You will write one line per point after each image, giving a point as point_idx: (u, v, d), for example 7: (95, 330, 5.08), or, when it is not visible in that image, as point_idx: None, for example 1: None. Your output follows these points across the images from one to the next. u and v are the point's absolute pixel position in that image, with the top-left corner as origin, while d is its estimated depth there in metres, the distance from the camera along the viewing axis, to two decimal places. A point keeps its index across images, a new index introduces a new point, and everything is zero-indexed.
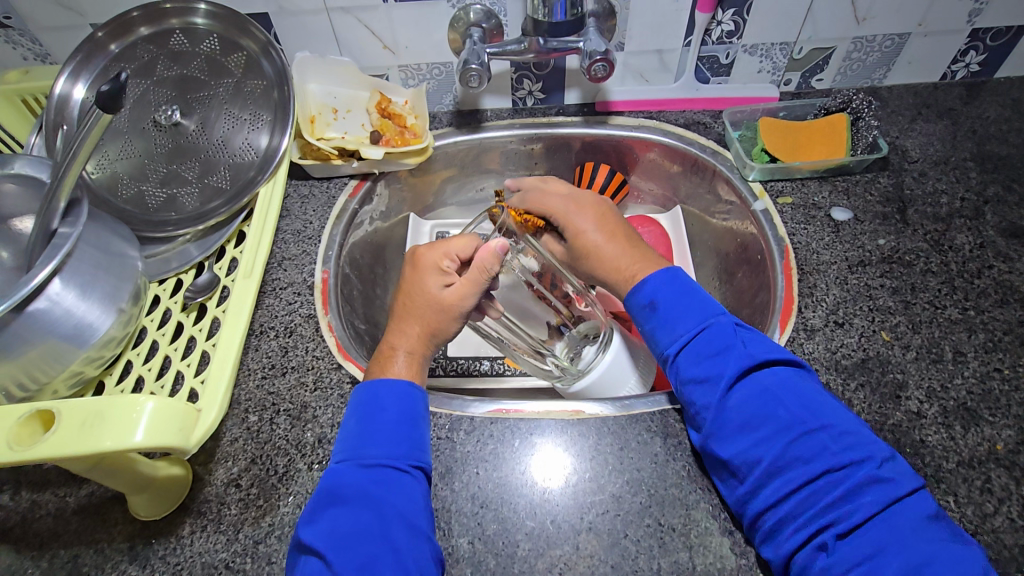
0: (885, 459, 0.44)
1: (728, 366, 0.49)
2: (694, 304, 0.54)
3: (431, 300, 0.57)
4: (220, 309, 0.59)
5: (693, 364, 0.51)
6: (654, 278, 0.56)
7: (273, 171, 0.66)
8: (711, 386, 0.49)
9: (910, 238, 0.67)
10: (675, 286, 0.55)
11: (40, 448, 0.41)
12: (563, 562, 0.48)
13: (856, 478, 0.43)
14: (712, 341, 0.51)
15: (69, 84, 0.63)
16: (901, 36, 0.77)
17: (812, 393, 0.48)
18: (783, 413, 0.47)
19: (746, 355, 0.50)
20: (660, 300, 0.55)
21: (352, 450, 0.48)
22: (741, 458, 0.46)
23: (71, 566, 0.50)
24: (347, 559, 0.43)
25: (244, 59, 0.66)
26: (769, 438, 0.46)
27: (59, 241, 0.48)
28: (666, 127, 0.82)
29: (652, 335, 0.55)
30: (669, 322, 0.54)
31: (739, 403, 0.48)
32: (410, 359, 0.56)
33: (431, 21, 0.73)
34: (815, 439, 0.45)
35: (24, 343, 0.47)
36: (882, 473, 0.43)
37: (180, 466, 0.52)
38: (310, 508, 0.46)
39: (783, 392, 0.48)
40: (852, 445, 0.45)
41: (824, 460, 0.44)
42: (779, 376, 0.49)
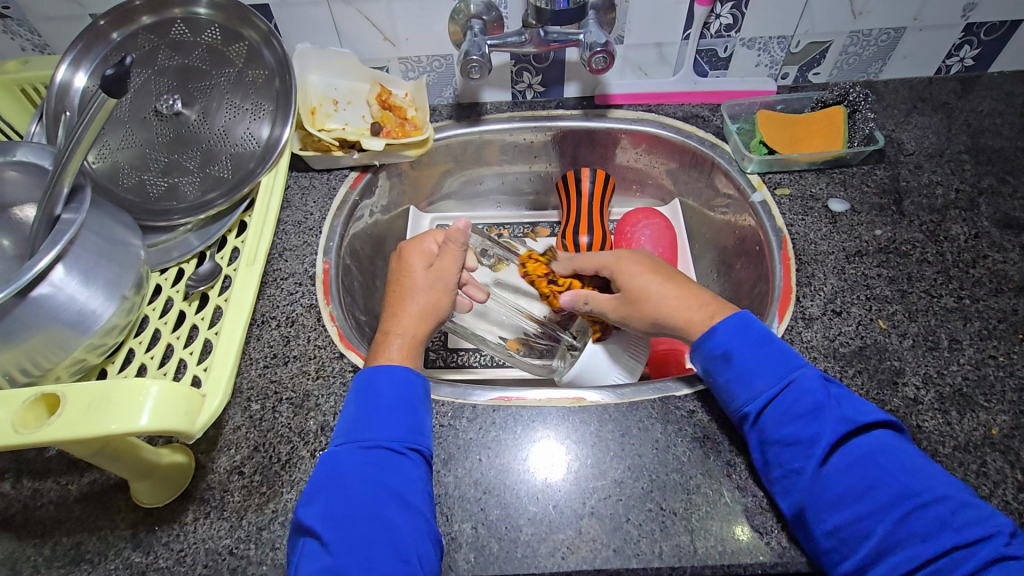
0: (1011, 535, 0.41)
1: (822, 430, 0.47)
2: (772, 360, 0.51)
3: (412, 277, 0.60)
4: (223, 298, 0.59)
5: (780, 424, 0.48)
6: (722, 327, 0.53)
7: (275, 161, 0.66)
8: (802, 455, 0.47)
9: (907, 229, 0.68)
10: (746, 335, 0.52)
11: (44, 431, 0.41)
12: (566, 546, 0.49)
13: (983, 556, 0.40)
14: (800, 401, 0.48)
15: (69, 73, 0.63)
16: (897, 31, 0.78)
17: (912, 457, 0.46)
18: (889, 482, 0.44)
19: (841, 419, 0.47)
20: (734, 350, 0.52)
21: (350, 434, 0.49)
22: (851, 531, 0.44)
23: (74, 553, 0.50)
24: (345, 538, 0.43)
25: (246, 49, 0.66)
26: (877, 513, 0.43)
27: (62, 227, 0.48)
28: (665, 120, 0.82)
29: (725, 390, 0.52)
30: (745, 378, 0.51)
31: (838, 472, 0.45)
32: (405, 341, 0.56)
33: (432, 13, 0.74)
34: (931, 512, 0.42)
35: (27, 329, 0.47)
36: (1012, 551, 0.40)
37: (183, 453, 0.53)
38: (309, 490, 0.47)
39: (887, 459, 0.45)
40: (970, 523, 0.42)
41: (945, 538, 0.41)
42: (879, 443, 0.46)
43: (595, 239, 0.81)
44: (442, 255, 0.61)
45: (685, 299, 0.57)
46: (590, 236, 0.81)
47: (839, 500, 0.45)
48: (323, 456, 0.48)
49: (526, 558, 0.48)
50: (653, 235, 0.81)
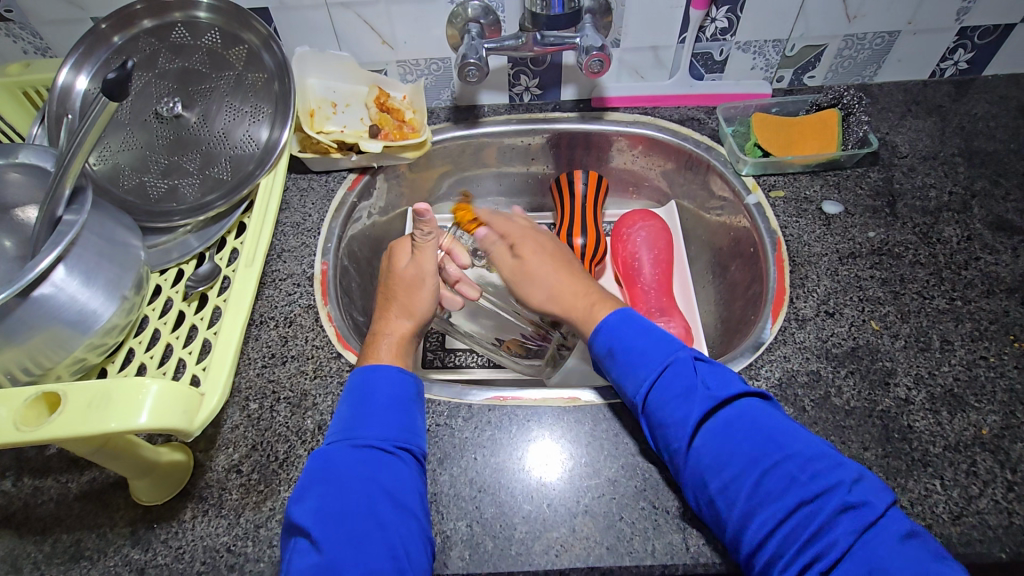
0: (854, 481, 0.43)
1: (691, 408, 0.48)
2: (652, 345, 0.53)
3: (399, 277, 0.63)
4: (221, 299, 0.60)
5: (661, 405, 0.49)
6: (607, 326, 0.56)
7: (274, 163, 0.67)
8: (679, 428, 0.48)
9: (899, 231, 0.68)
10: (628, 328, 0.55)
11: (44, 429, 0.41)
12: (560, 544, 0.49)
13: (830, 506, 0.41)
14: (674, 380, 0.50)
15: (71, 76, 0.63)
16: (891, 34, 0.79)
17: (773, 423, 0.47)
18: (745, 449, 0.45)
19: (706, 396, 0.48)
20: (616, 347, 0.54)
21: (344, 432, 0.50)
22: (722, 498, 0.45)
23: (73, 550, 0.50)
24: (335, 535, 0.44)
25: (245, 53, 0.67)
26: (739, 477, 0.45)
27: (64, 228, 0.48)
28: (661, 123, 0.83)
29: (614, 380, 0.54)
30: (627, 368, 0.53)
31: (704, 444, 0.47)
32: (392, 342, 0.59)
33: (430, 17, 0.75)
34: (781, 471, 0.44)
35: (29, 328, 0.48)
36: (854, 498, 0.42)
37: (182, 452, 0.53)
38: (299, 488, 0.47)
39: (742, 426, 0.47)
40: (820, 473, 0.43)
41: (794, 494, 0.43)
42: (740, 411, 0.48)
43: (591, 239, 0.82)
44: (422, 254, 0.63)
45: (574, 288, 0.63)
46: (583, 237, 0.82)
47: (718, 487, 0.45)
48: (315, 453, 0.49)
49: (520, 555, 0.49)
50: (648, 237, 0.81)
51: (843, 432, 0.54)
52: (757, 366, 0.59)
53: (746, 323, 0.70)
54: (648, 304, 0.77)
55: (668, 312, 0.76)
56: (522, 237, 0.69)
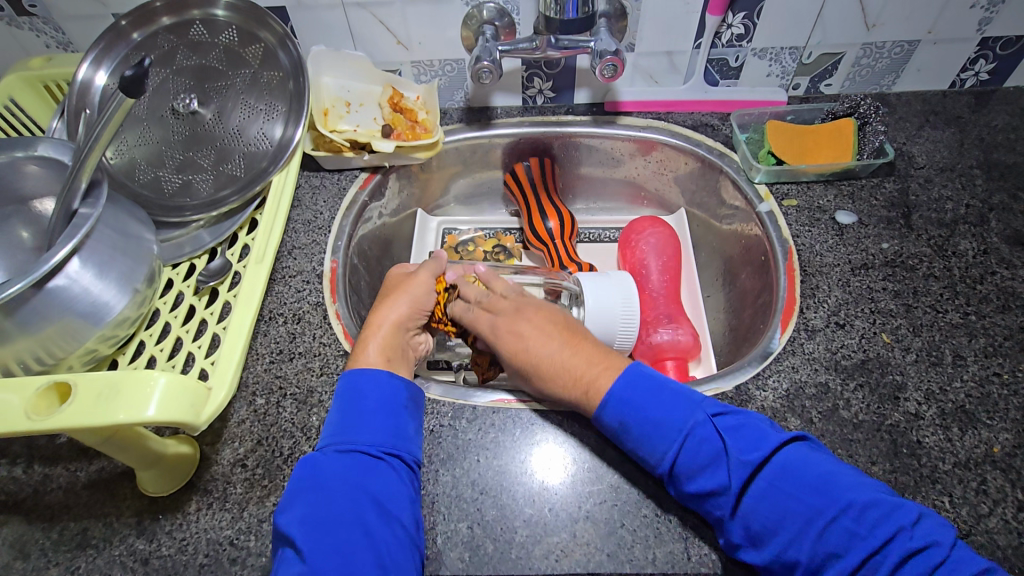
0: (913, 523, 0.43)
1: (728, 475, 0.47)
2: (667, 412, 0.50)
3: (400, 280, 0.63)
4: (232, 294, 0.60)
5: (694, 477, 0.48)
6: (612, 399, 0.52)
7: (286, 161, 0.67)
8: (721, 498, 0.46)
9: (914, 242, 0.67)
10: (637, 395, 0.51)
11: (55, 418, 0.42)
12: (560, 549, 0.49)
13: (894, 553, 0.41)
14: (702, 448, 0.48)
15: (91, 71, 0.64)
16: (911, 43, 0.78)
17: (814, 470, 0.46)
18: (797, 506, 0.44)
19: (740, 461, 0.47)
20: (630, 421, 0.51)
21: (331, 438, 0.50)
22: (780, 562, 0.44)
23: (80, 538, 0.51)
24: (321, 544, 0.44)
25: (262, 51, 0.67)
26: (795, 539, 0.44)
27: (79, 221, 0.49)
28: (674, 129, 0.82)
29: (634, 452, 0.51)
30: (647, 440, 0.50)
31: (753, 507, 0.45)
32: (381, 346, 0.57)
33: (445, 19, 0.75)
34: (838, 527, 0.43)
35: (42, 319, 0.48)
36: (917, 542, 0.42)
37: (188, 444, 0.54)
38: (286, 495, 0.47)
39: (785, 481, 0.46)
40: (876, 520, 0.43)
41: (858, 548, 0.42)
42: (776, 464, 0.46)
43: (563, 219, 0.86)
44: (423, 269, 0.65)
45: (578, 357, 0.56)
46: (557, 220, 0.85)
47: (758, 531, 0.45)
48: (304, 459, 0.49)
49: (520, 559, 0.49)
50: (657, 244, 0.81)
51: (851, 445, 0.53)
52: (765, 376, 0.58)
53: (755, 332, 0.69)
54: (657, 310, 0.77)
55: (677, 319, 0.76)
56: (512, 316, 0.60)
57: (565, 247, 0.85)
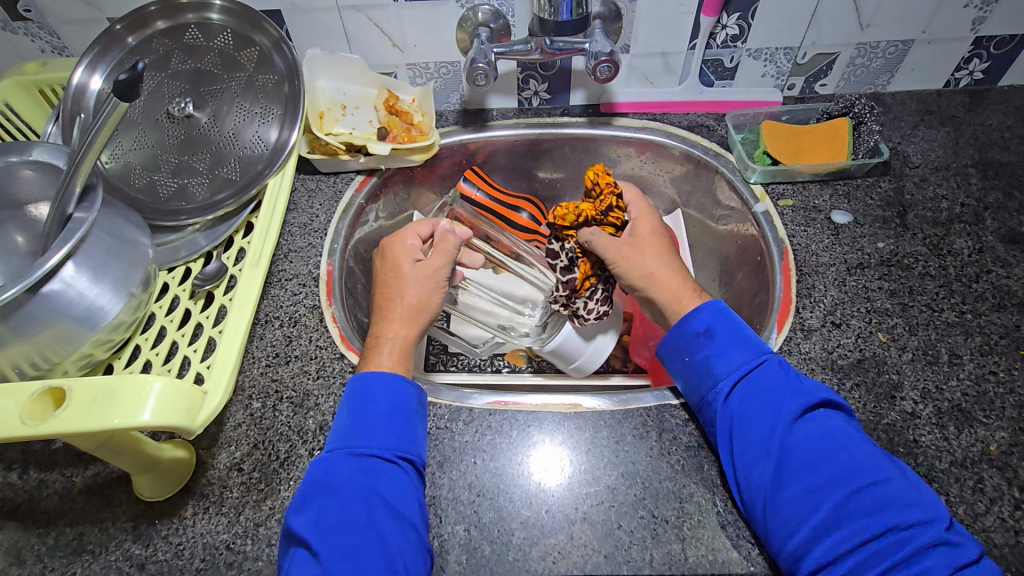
0: (949, 522, 0.43)
1: (791, 403, 0.49)
2: (750, 339, 0.54)
3: (390, 281, 0.61)
4: (227, 297, 0.60)
5: (751, 398, 0.50)
6: (707, 309, 0.56)
7: (282, 165, 0.68)
8: (769, 427, 0.48)
9: (909, 241, 0.68)
10: (729, 318, 0.55)
11: (49, 424, 0.42)
12: (557, 551, 0.49)
13: (922, 538, 0.42)
14: (771, 375, 0.51)
15: (86, 76, 0.64)
16: (905, 43, 0.78)
17: (871, 445, 0.48)
18: (846, 458, 0.46)
19: (808, 393, 0.50)
20: (716, 329, 0.54)
21: (343, 440, 0.50)
22: (801, 505, 0.45)
23: (76, 544, 0.51)
24: (335, 548, 0.44)
25: (257, 54, 0.68)
26: (831, 486, 0.45)
27: (73, 225, 0.49)
28: (670, 129, 0.83)
29: (697, 369, 0.54)
30: (719, 356, 0.53)
31: (802, 445, 0.47)
32: (394, 348, 0.57)
33: (440, 21, 0.75)
34: (877, 489, 0.44)
35: (37, 323, 0.48)
36: (951, 535, 0.42)
37: (184, 449, 0.54)
38: (298, 498, 0.47)
39: (845, 437, 0.47)
40: (915, 502, 0.43)
41: (885, 516, 0.43)
42: (839, 421, 0.49)
43: (533, 209, 0.84)
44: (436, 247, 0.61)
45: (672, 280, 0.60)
46: (529, 209, 0.84)
47: (800, 466, 0.46)
48: (314, 463, 0.49)
49: (517, 561, 0.49)
50: None
51: None
52: None
53: (751, 332, 0.69)
54: None
55: None
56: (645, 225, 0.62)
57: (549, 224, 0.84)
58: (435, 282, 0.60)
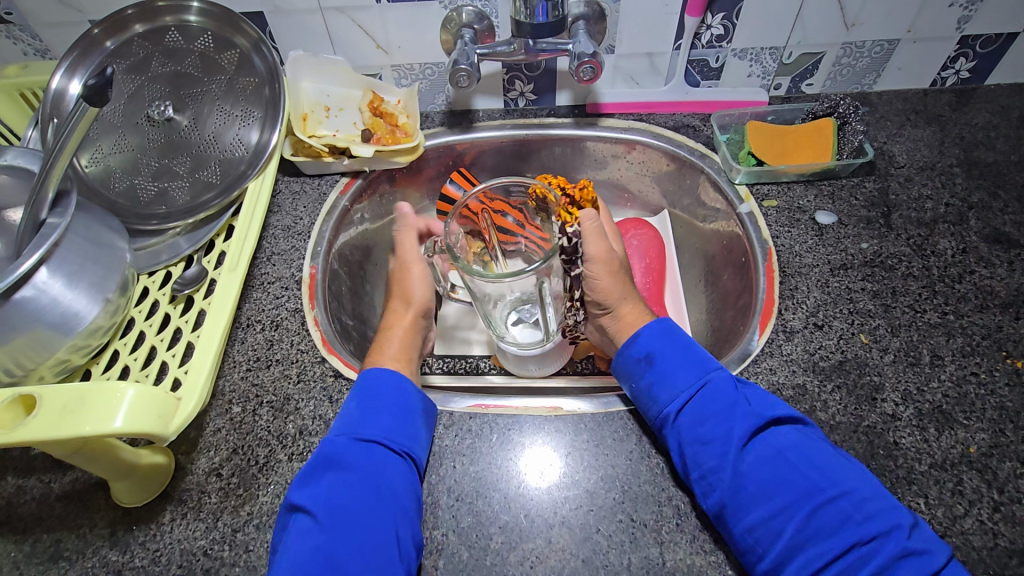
0: (912, 526, 0.43)
1: (735, 425, 0.49)
2: (692, 360, 0.54)
3: (399, 267, 0.69)
4: (206, 302, 0.60)
5: (698, 423, 0.50)
6: (646, 333, 0.57)
7: (263, 166, 0.68)
8: (718, 452, 0.48)
9: (893, 242, 0.67)
10: (668, 340, 0.56)
11: (16, 434, 0.42)
12: (535, 555, 0.49)
13: (887, 551, 0.42)
14: (713, 397, 0.51)
15: (65, 80, 0.64)
16: (891, 42, 0.78)
17: (827, 455, 0.47)
18: (800, 477, 0.46)
19: (755, 413, 0.50)
20: (656, 354, 0.56)
21: (348, 427, 0.51)
22: (762, 530, 0.45)
23: (53, 550, 0.51)
24: (338, 525, 0.45)
25: (237, 57, 0.67)
26: (788, 509, 0.45)
27: (47, 230, 0.49)
28: (656, 130, 0.82)
29: (648, 395, 0.54)
30: (662, 380, 0.54)
31: (755, 468, 0.47)
32: (396, 333, 0.63)
33: (424, 22, 0.75)
34: (835, 507, 0.44)
35: (11, 330, 0.48)
36: (914, 543, 0.42)
37: (163, 454, 0.53)
38: (305, 472, 0.49)
39: (797, 455, 0.47)
40: (875, 513, 0.43)
41: (848, 532, 0.43)
42: (791, 438, 0.48)
43: None
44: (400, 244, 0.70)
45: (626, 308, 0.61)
46: None
47: (756, 490, 0.46)
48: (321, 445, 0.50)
49: (494, 566, 0.49)
50: (640, 246, 0.80)
51: None
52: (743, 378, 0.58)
53: (735, 334, 0.69)
54: None
55: None
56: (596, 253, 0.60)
57: None
58: (404, 258, 0.69)
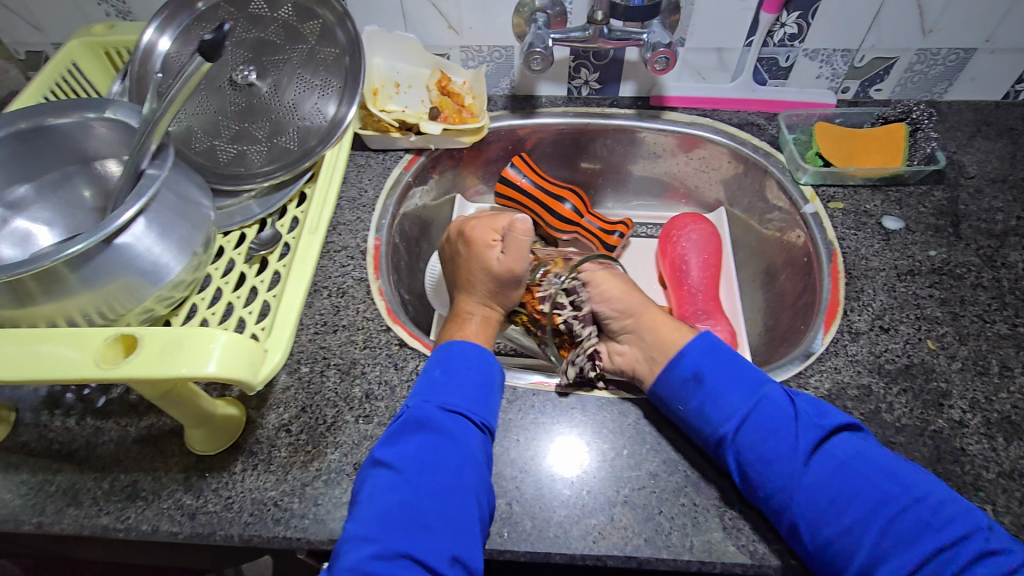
0: (987, 527, 0.43)
1: (796, 445, 0.48)
2: (741, 376, 0.52)
3: (480, 264, 0.62)
4: (281, 263, 0.62)
5: (756, 444, 0.49)
6: (689, 352, 0.54)
7: (339, 139, 0.69)
8: (786, 467, 0.47)
9: (962, 252, 0.67)
10: (713, 355, 0.54)
11: (120, 369, 0.43)
12: (597, 531, 0.50)
13: (967, 553, 0.42)
14: (770, 415, 0.50)
15: (155, 37, 0.65)
16: (967, 51, 0.77)
17: (887, 463, 0.47)
18: (866, 490, 0.45)
19: (810, 429, 0.48)
20: (704, 372, 0.53)
21: (430, 394, 0.52)
22: (841, 543, 0.44)
23: (130, 490, 0.53)
24: (426, 484, 0.46)
25: (319, 27, 0.68)
26: (863, 523, 0.44)
27: (146, 181, 0.50)
28: (719, 126, 0.82)
29: (700, 413, 0.52)
30: (716, 399, 0.51)
31: (821, 484, 0.46)
32: (484, 321, 0.61)
33: (498, 5, 0.75)
34: (911, 515, 0.44)
35: (107, 275, 0.50)
36: (993, 543, 0.42)
37: (235, 407, 0.55)
38: (394, 431, 0.50)
39: (860, 465, 0.47)
40: (950, 517, 0.43)
41: (928, 540, 0.43)
42: (852, 450, 0.48)
43: (578, 199, 0.84)
44: (510, 246, 0.60)
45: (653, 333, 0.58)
46: (573, 200, 0.84)
47: (821, 510, 0.45)
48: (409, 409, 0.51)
49: (557, 538, 0.49)
50: (699, 240, 0.81)
51: (892, 449, 0.53)
52: (806, 375, 0.58)
53: (794, 333, 0.69)
54: (694, 306, 0.77)
55: (714, 315, 0.76)
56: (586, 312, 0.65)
57: (593, 219, 0.84)
58: (516, 277, 0.60)
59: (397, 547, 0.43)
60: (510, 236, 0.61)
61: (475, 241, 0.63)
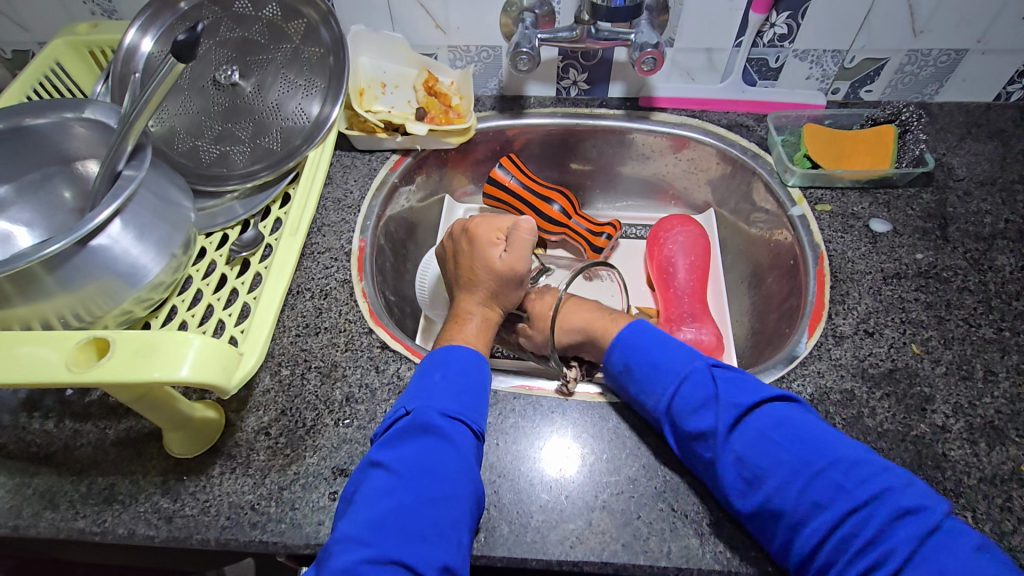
0: (906, 485, 0.43)
1: (716, 418, 0.48)
2: (670, 358, 0.54)
3: (485, 261, 0.61)
4: (263, 265, 0.62)
5: (688, 416, 0.50)
6: (620, 342, 0.57)
7: (321, 139, 0.69)
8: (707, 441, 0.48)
9: (949, 255, 0.66)
10: (644, 343, 0.55)
11: (92, 372, 0.43)
12: (575, 536, 0.49)
13: (884, 513, 0.42)
14: (694, 391, 0.51)
15: (138, 37, 0.65)
16: (958, 52, 0.76)
17: (812, 429, 0.47)
18: (787, 457, 0.46)
19: (729, 405, 0.49)
20: (633, 363, 0.55)
21: (428, 399, 0.51)
22: (767, 509, 0.45)
23: (107, 493, 0.52)
24: (417, 487, 0.46)
25: (303, 27, 0.67)
26: (781, 490, 0.45)
27: (123, 183, 0.50)
28: (708, 127, 0.81)
29: (637, 390, 0.54)
30: (648, 382, 0.53)
31: (743, 456, 0.47)
32: (483, 322, 0.61)
33: (485, 5, 0.75)
34: (826, 479, 0.44)
35: (84, 277, 0.49)
36: (908, 503, 0.42)
37: (214, 410, 0.55)
38: (393, 434, 0.49)
39: (781, 434, 0.47)
40: (865, 478, 0.43)
41: (842, 502, 0.43)
42: (776, 416, 0.48)
43: (567, 200, 0.84)
44: (516, 243, 0.60)
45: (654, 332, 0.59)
46: (562, 201, 0.84)
47: (750, 477, 0.46)
48: (409, 413, 0.50)
49: (534, 543, 0.49)
50: (686, 242, 0.80)
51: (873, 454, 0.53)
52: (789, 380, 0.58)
53: (780, 336, 0.69)
54: (680, 309, 0.77)
55: (700, 318, 0.76)
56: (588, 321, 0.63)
57: (582, 219, 0.84)
58: (518, 275, 0.61)
59: (392, 555, 0.42)
60: (515, 235, 0.61)
61: (480, 238, 0.63)
